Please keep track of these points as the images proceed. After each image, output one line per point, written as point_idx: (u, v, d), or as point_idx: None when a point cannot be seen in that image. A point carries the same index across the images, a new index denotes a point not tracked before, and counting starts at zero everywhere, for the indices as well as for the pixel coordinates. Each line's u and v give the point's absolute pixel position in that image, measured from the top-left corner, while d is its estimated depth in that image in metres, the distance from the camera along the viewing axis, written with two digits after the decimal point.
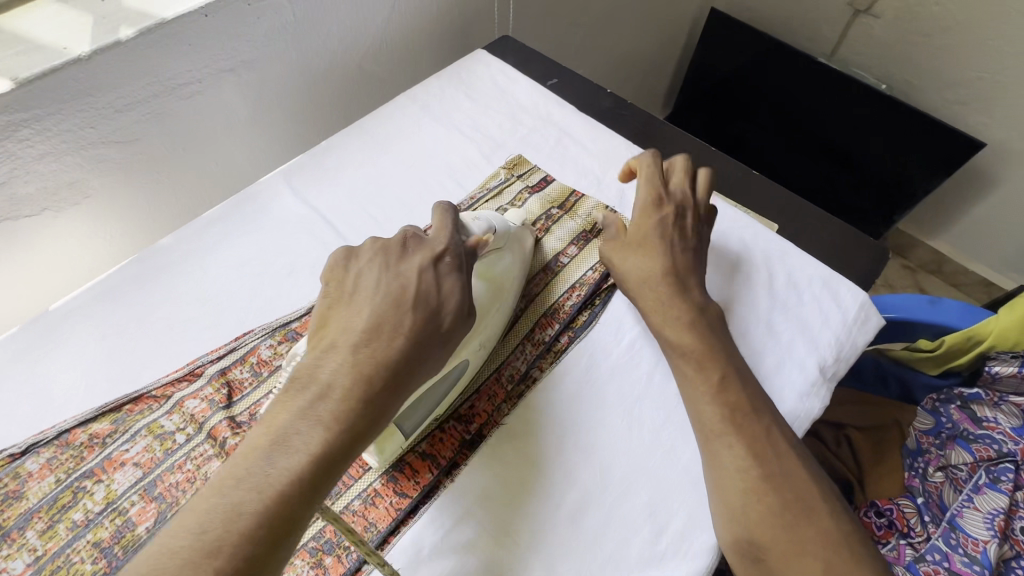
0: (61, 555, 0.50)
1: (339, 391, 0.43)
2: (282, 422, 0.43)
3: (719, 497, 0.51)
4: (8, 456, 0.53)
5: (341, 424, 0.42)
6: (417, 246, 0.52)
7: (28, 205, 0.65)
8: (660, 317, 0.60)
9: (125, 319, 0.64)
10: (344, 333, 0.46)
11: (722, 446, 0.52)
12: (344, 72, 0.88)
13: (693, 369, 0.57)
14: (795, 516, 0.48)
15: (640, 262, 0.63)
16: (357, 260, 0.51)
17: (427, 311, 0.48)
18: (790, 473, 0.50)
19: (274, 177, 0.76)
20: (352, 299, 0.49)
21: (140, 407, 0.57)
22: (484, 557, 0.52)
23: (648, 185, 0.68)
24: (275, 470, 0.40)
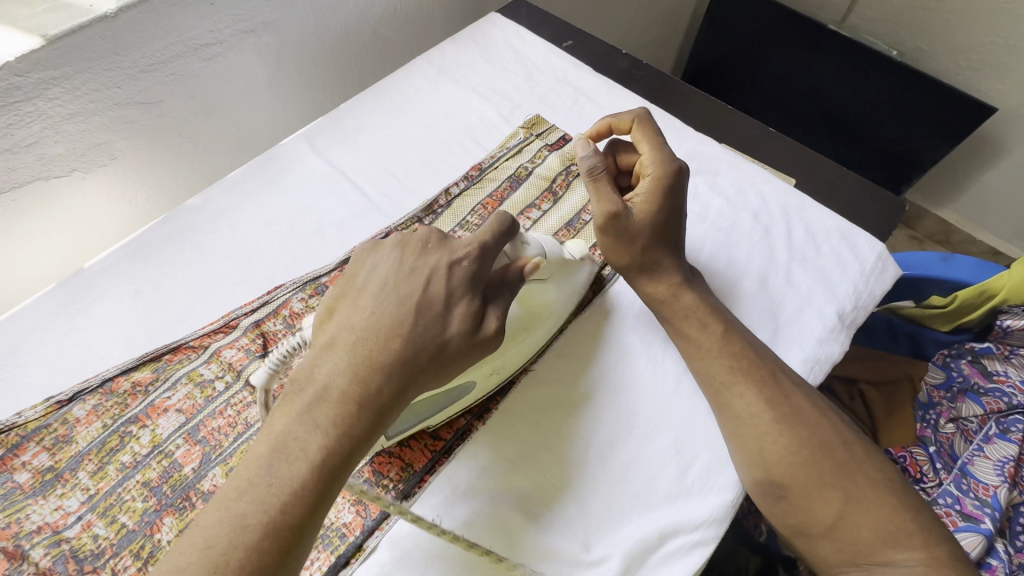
0: (113, 493, 0.52)
1: (337, 393, 0.42)
2: (280, 429, 0.41)
3: (737, 441, 0.52)
4: (55, 404, 0.55)
5: (341, 428, 0.41)
6: (438, 244, 0.49)
7: (57, 165, 0.65)
8: (647, 277, 0.60)
9: (160, 276, 0.65)
10: (347, 331, 0.44)
11: (734, 395, 0.54)
12: (360, 36, 0.88)
13: (697, 329, 0.57)
14: (811, 454, 0.50)
15: (654, 244, 0.59)
16: (378, 251, 0.49)
17: (433, 319, 0.45)
18: (804, 416, 0.52)
19: (296, 139, 0.77)
20: (360, 297, 0.46)
21: (179, 356, 0.59)
22: (516, 493, 0.53)
23: (664, 155, 0.61)
24: (278, 480, 0.39)
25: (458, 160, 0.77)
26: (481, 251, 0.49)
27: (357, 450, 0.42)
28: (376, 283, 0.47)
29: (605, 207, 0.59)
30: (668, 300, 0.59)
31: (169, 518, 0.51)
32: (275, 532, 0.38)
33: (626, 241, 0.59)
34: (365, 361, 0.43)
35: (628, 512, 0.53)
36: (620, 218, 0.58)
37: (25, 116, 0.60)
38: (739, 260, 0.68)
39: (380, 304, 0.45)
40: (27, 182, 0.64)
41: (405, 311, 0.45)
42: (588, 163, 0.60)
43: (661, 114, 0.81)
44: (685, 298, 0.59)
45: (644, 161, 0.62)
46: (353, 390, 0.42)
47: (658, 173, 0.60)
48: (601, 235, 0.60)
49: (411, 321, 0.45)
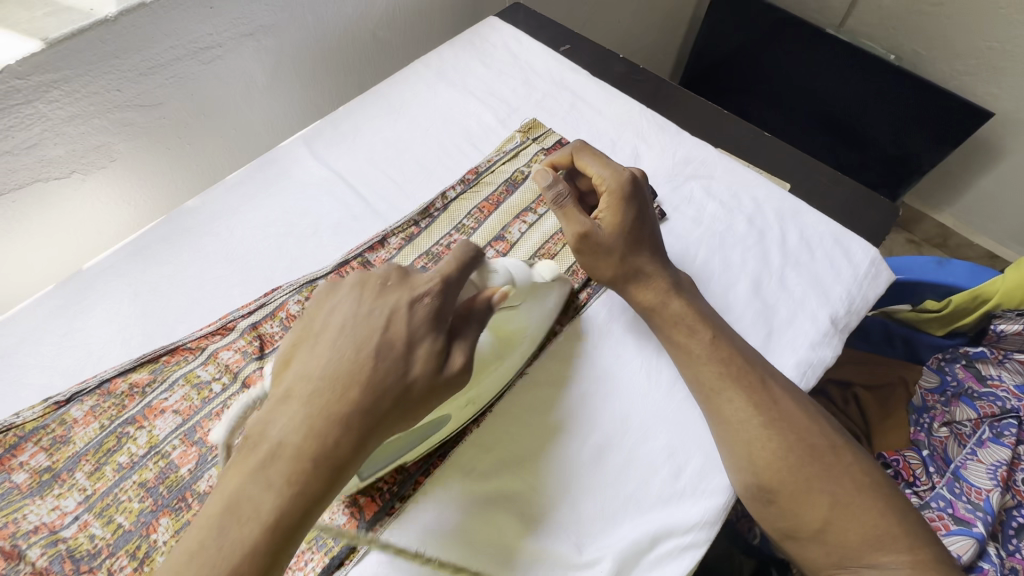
0: (109, 494, 0.52)
1: (291, 450, 0.39)
2: (234, 488, 0.39)
3: (726, 445, 0.53)
4: (53, 404, 0.55)
5: (296, 488, 0.39)
6: (399, 281, 0.47)
7: (56, 167, 0.66)
8: (635, 286, 0.60)
9: (159, 278, 0.65)
10: (304, 382, 0.42)
11: (723, 401, 0.54)
12: (358, 39, 0.88)
13: (686, 335, 0.58)
14: (799, 459, 0.51)
15: (631, 254, 0.60)
16: (337, 292, 0.47)
17: (395, 361, 0.43)
18: (793, 421, 0.53)
19: (294, 142, 0.77)
20: (317, 342, 0.44)
21: (176, 357, 0.60)
22: (509, 496, 0.54)
23: (614, 166, 0.62)
24: (228, 544, 0.37)
25: (455, 164, 0.77)
26: (442, 285, 0.46)
27: (311, 510, 0.40)
28: (335, 326, 0.44)
29: (574, 229, 0.61)
30: (659, 306, 0.60)
31: (165, 519, 0.51)
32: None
33: (603, 256, 0.61)
34: (321, 413, 0.40)
35: (619, 514, 0.53)
36: (591, 237, 0.60)
37: (25, 119, 0.60)
38: (733, 265, 0.69)
39: (337, 352, 0.43)
40: (27, 183, 0.64)
41: (364, 355, 0.42)
42: (551, 192, 0.61)
43: (657, 119, 0.82)
44: (674, 304, 0.59)
45: (596, 176, 0.62)
46: (309, 447, 0.40)
47: (614, 185, 0.61)
48: (579, 257, 0.62)
49: (368, 368, 0.42)
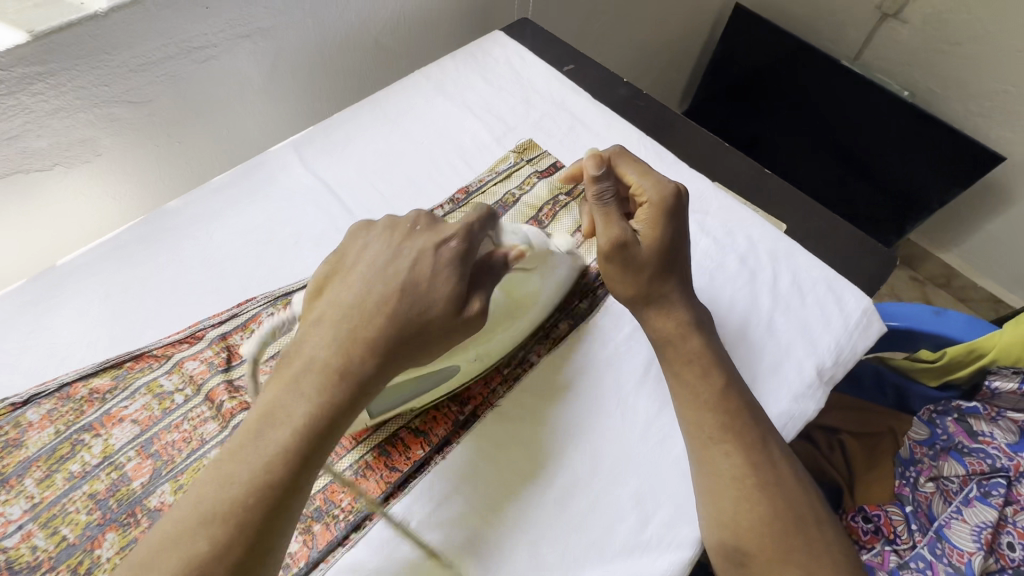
0: (57, 503, 0.51)
1: (319, 364, 0.42)
2: (271, 397, 0.43)
3: (710, 502, 0.51)
4: (10, 405, 0.54)
5: (324, 397, 0.42)
6: (427, 227, 0.49)
7: (39, 159, 0.65)
8: (656, 311, 0.59)
9: (133, 278, 0.64)
10: (334, 309, 0.44)
11: (719, 453, 0.52)
12: (362, 45, 0.87)
13: (696, 376, 0.56)
14: (783, 526, 0.49)
15: (658, 277, 0.58)
16: (368, 233, 0.49)
17: (420, 298, 0.45)
18: (781, 483, 0.50)
19: (284, 147, 0.76)
20: (351, 273, 0.46)
21: (141, 364, 0.58)
22: (469, 535, 0.52)
23: (659, 177, 0.60)
24: (264, 444, 0.41)
25: (445, 180, 0.76)
26: (465, 232, 0.48)
27: (336, 424, 0.43)
28: (368, 260, 0.47)
29: (610, 237, 0.57)
30: (674, 342, 0.58)
31: (112, 534, 0.50)
32: (258, 491, 0.40)
33: (631, 273, 0.58)
34: (348, 337, 0.43)
35: (580, 561, 0.51)
36: (628, 247, 0.57)
37: (8, 110, 0.59)
38: (723, 307, 0.67)
39: (366, 285, 0.45)
40: (7, 174, 0.63)
41: (393, 289, 0.45)
42: (596, 188, 0.60)
43: (657, 148, 0.80)
44: (690, 341, 0.57)
45: (638, 186, 0.60)
46: (336, 360, 0.43)
47: (657, 196, 0.58)
48: (607, 266, 0.58)
49: (397, 298, 0.44)
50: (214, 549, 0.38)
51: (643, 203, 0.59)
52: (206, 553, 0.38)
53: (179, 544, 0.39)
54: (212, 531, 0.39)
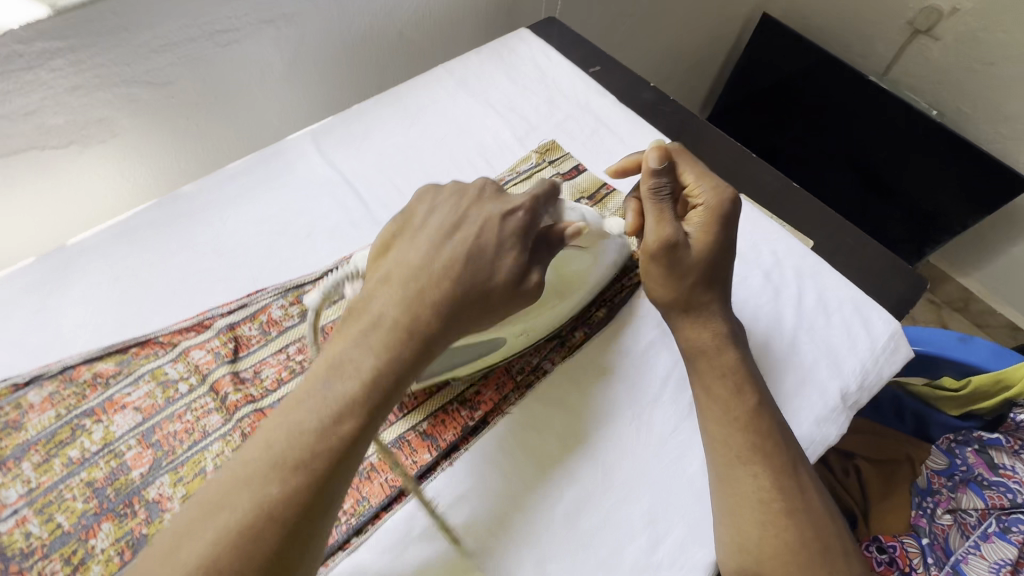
0: (54, 490, 0.50)
1: (390, 321, 0.45)
2: (336, 351, 0.45)
3: (732, 526, 0.49)
4: (12, 385, 0.53)
5: (391, 353, 0.44)
6: (494, 195, 0.51)
7: (55, 136, 0.64)
8: (690, 321, 0.57)
9: (141, 261, 0.63)
10: (402, 268, 0.47)
11: (746, 475, 0.50)
12: (386, 36, 0.86)
13: (729, 392, 0.54)
14: (811, 556, 0.47)
15: (701, 285, 0.57)
16: (437, 196, 0.51)
17: (485, 266, 0.47)
18: (809, 511, 0.48)
19: (302, 136, 0.75)
20: (417, 236, 0.49)
21: (146, 351, 0.57)
22: (473, 546, 0.50)
23: (717, 181, 0.58)
24: (333, 395, 0.43)
25: (464, 177, 0.74)
26: (533, 203, 0.50)
27: (401, 381, 0.45)
28: (433, 225, 0.49)
29: (661, 238, 0.55)
30: (707, 353, 0.56)
31: (107, 524, 0.49)
32: (326, 440, 0.42)
33: (675, 277, 0.56)
34: (416, 296, 0.45)
35: None
36: (678, 250, 0.55)
37: (26, 85, 0.59)
38: (745, 323, 0.65)
39: (431, 246, 0.47)
40: (22, 150, 0.63)
41: (458, 257, 0.47)
42: (651, 183, 0.57)
43: None
44: (724, 355, 0.56)
45: (693, 187, 0.58)
46: (403, 320, 0.45)
47: (713, 203, 0.57)
48: (652, 266, 0.57)
49: (460, 264, 0.47)
50: (286, 492, 0.40)
51: (697, 206, 0.58)
52: (277, 496, 0.40)
53: (252, 484, 0.40)
54: (284, 476, 0.40)
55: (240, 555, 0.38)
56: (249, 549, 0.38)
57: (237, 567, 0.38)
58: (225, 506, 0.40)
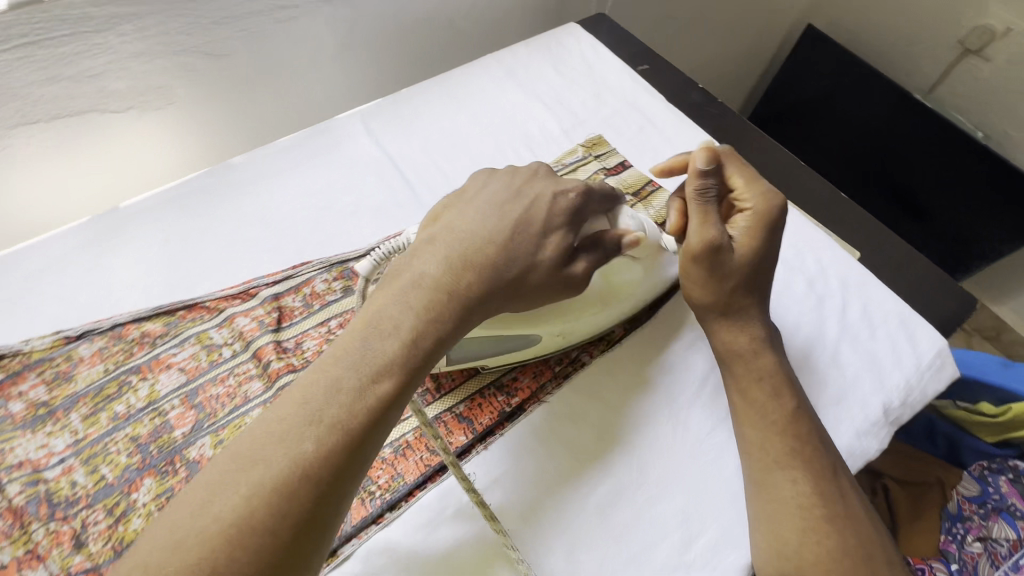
0: (100, 442, 0.51)
1: (431, 280, 0.45)
2: (375, 309, 0.44)
3: (771, 531, 0.48)
4: (64, 338, 0.55)
5: (432, 314, 0.44)
6: (547, 175, 0.54)
7: (115, 100, 0.65)
8: (726, 325, 0.56)
9: (190, 227, 0.64)
10: (449, 233, 0.49)
11: (784, 480, 0.49)
12: (437, 23, 0.86)
13: (767, 396, 0.53)
14: (854, 565, 0.46)
15: (740, 290, 0.56)
16: (492, 173, 0.54)
17: (531, 242, 0.49)
18: (852, 519, 0.47)
19: (352, 116, 0.75)
20: (469, 206, 0.51)
21: (193, 314, 0.58)
22: (504, 532, 0.50)
23: (766, 187, 0.56)
24: (372, 352, 0.42)
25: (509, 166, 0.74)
26: (584, 187, 0.53)
27: (441, 343, 0.44)
28: (485, 197, 0.51)
29: (704, 240, 0.54)
30: (745, 356, 0.55)
31: (149, 479, 0.49)
32: (362, 400, 0.40)
33: (716, 280, 0.55)
34: (461, 261, 0.47)
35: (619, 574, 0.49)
36: (720, 254, 0.54)
37: (94, 47, 0.60)
38: (787, 330, 0.64)
39: (481, 216, 0.49)
40: (83, 111, 0.64)
41: (506, 227, 0.49)
42: (700, 182, 0.55)
43: None
44: (763, 358, 0.55)
45: (742, 191, 0.56)
46: (447, 280, 0.46)
47: (761, 208, 0.55)
48: (692, 266, 0.56)
49: (507, 237, 0.49)
50: (319, 451, 0.38)
51: (744, 210, 0.56)
52: (311, 454, 0.38)
53: (285, 439, 0.38)
54: (319, 433, 0.38)
55: (275, 513, 0.36)
56: (283, 507, 0.36)
57: (271, 526, 0.36)
58: (257, 462, 0.37)
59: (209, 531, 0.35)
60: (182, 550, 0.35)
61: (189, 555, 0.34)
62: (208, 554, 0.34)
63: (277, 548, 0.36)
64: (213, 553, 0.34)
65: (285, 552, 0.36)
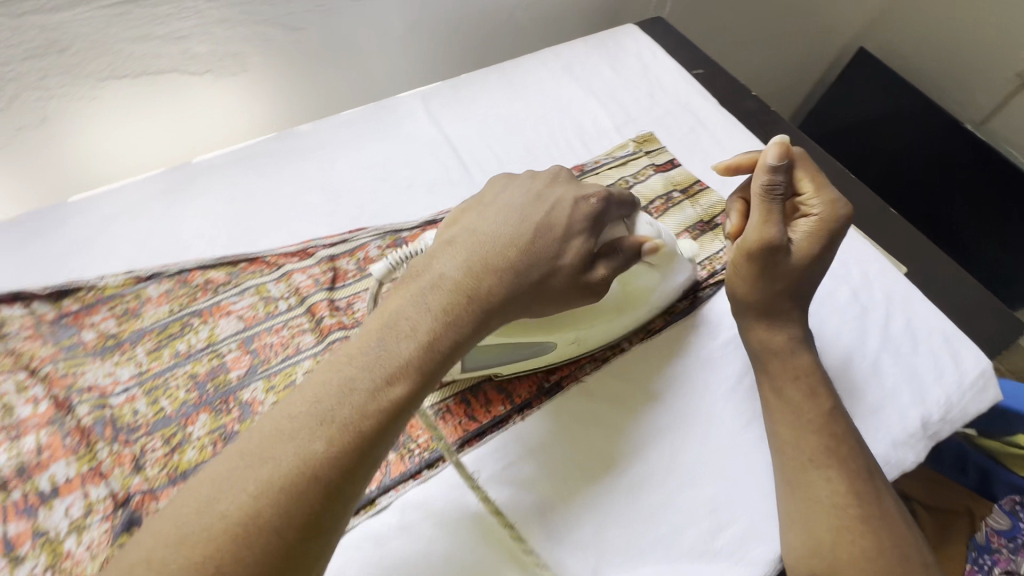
0: (162, 376, 0.54)
1: (451, 283, 0.44)
2: (392, 309, 0.43)
3: (804, 528, 0.48)
4: (135, 278, 0.58)
5: (450, 317, 0.43)
6: (568, 181, 0.53)
7: (196, 63, 0.69)
8: (762, 326, 0.57)
9: (253, 188, 0.67)
10: (469, 237, 0.47)
11: (819, 478, 0.50)
12: (498, 15, 0.89)
13: (802, 395, 0.54)
14: (890, 565, 0.46)
15: (788, 294, 0.56)
16: (511, 181, 0.53)
17: (551, 245, 0.48)
18: (887, 520, 0.48)
19: (413, 96, 0.78)
20: (488, 211, 0.50)
21: (253, 267, 0.61)
22: (536, 500, 0.51)
23: (836, 195, 0.56)
24: (387, 354, 0.40)
25: (561, 155, 0.76)
26: (605, 194, 0.51)
27: (459, 347, 0.43)
28: (504, 202, 0.51)
29: (761, 239, 0.55)
30: (781, 354, 0.56)
31: (204, 415, 0.52)
32: (374, 402, 0.38)
33: (764, 279, 0.56)
34: (481, 263, 0.46)
35: (645, 553, 0.50)
36: (775, 254, 0.55)
37: (185, 11, 0.64)
38: (829, 336, 0.64)
39: (501, 220, 0.49)
40: (165, 71, 0.68)
41: (526, 230, 0.48)
42: (767, 181, 0.56)
43: None
44: (799, 357, 0.56)
45: (811, 196, 0.56)
46: (467, 283, 0.44)
47: (826, 216, 0.55)
48: (743, 262, 0.57)
49: (528, 240, 0.48)
50: (330, 452, 0.36)
51: (808, 214, 0.56)
52: (320, 455, 0.36)
53: (295, 438, 0.36)
54: (329, 435, 0.37)
55: (282, 514, 0.34)
56: (289, 508, 0.34)
57: (276, 527, 0.34)
58: (266, 461, 0.36)
59: (216, 527, 0.33)
60: (189, 544, 0.33)
61: (192, 555, 0.33)
62: (213, 552, 0.33)
63: (280, 552, 0.34)
64: (218, 551, 0.33)
65: (288, 555, 0.34)
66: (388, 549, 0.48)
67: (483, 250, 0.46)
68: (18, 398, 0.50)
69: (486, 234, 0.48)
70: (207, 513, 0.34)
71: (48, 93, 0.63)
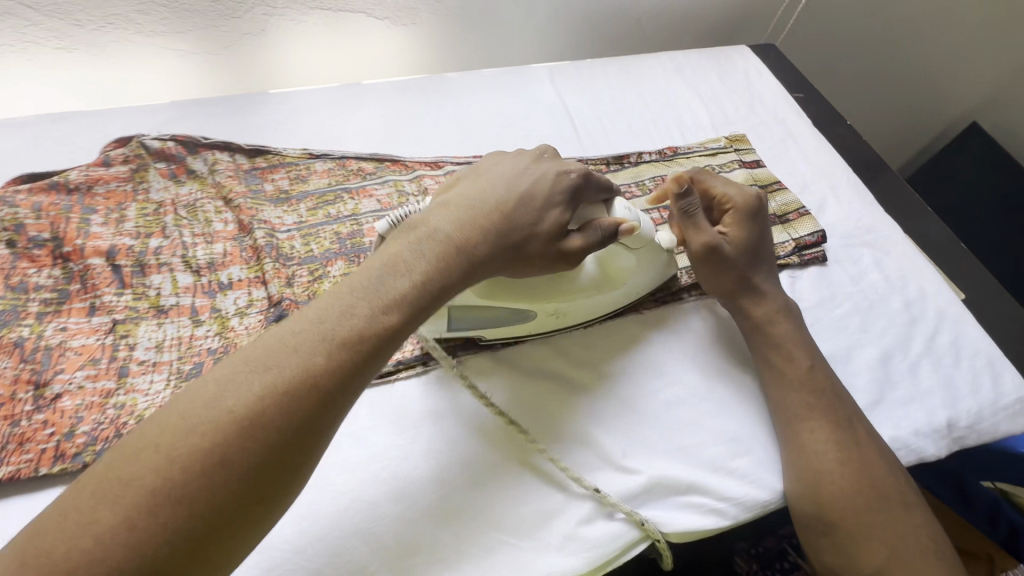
0: (315, 228, 0.68)
1: (444, 235, 0.49)
2: (390, 252, 0.47)
3: (794, 471, 0.55)
4: (308, 154, 0.74)
5: (444, 264, 0.47)
6: (551, 158, 0.58)
7: (384, 8, 0.86)
8: (750, 300, 0.64)
9: (404, 111, 0.82)
10: (461, 200, 0.52)
11: (804, 429, 0.57)
12: (627, 17, 1.02)
13: (782, 359, 0.61)
14: (867, 502, 0.53)
15: (745, 276, 0.64)
16: (503, 157, 0.58)
17: (531, 213, 0.53)
18: (867, 466, 0.54)
19: (543, 68, 0.92)
20: (480, 180, 0.55)
21: (395, 167, 0.75)
22: (578, 387, 0.61)
23: (739, 187, 0.67)
24: (386, 287, 0.44)
25: (658, 138, 0.86)
26: (584, 171, 0.56)
27: (449, 288, 0.47)
28: (494, 173, 0.56)
29: (705, 241, 0.63)
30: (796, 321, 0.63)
31: (340, 263, 0.66)
32: (372, 328, 0.42)
33: (726, 269, 0.64)
34: (471, 221, 0.50)
35: (662, 451, 0.58)
36: (721, 247, 0.63)
37: None
38: (873, 333, 0.69)
39: (493, 188, 0.53)
40: (359, 11, 0.85)
41: (508, 198, 0.53)
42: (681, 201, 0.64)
43: (858, 185, 0.84)
44: (777, 326, 0.63)
45: (722, 195, 0.66)
46: (458, 238, 0.49)
47: (742, 202, 0.65)
48: (702, 266, 0.64)
49: (513, 203, 0.53)
50: (331, 364, 0.39)
51: (728, 208, 0.66)
52: (323, 365, 0.39)
53: (301, 351, 0.39)
54: (331, 349, 0.40)
55: (284, 411, 0.37)
56: (290, 406, 0.37)
57: (279, 423, 0.37)
58: (270, 368, 0.38)
59: (220, 418, 0.36)
60: (189, 436, 0.35)
61: (197, 441, 0.35)
62: (220, 438, 0.35)
63: (277, 445, 0.37)
64: (220, 441, 0.35)
65: (286, 446, 0.37)
66: (459, 391, 0.59)
67: (473, 211, 0.51)
68: (215, 217, 0.66)
69: (477, 197, 0.52)
70: (207, 409, 0.36)
71: (273, 11, 0.81)
